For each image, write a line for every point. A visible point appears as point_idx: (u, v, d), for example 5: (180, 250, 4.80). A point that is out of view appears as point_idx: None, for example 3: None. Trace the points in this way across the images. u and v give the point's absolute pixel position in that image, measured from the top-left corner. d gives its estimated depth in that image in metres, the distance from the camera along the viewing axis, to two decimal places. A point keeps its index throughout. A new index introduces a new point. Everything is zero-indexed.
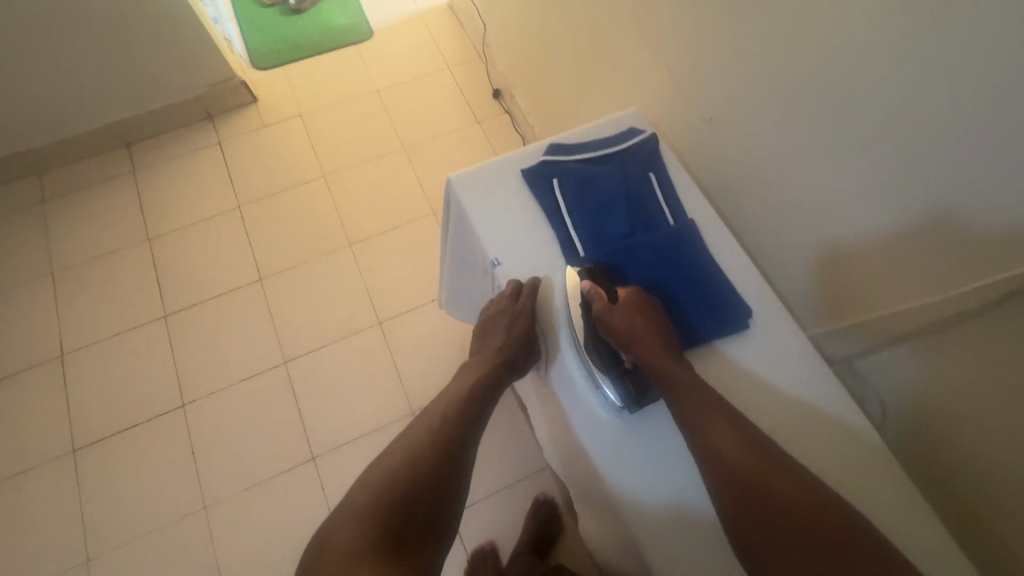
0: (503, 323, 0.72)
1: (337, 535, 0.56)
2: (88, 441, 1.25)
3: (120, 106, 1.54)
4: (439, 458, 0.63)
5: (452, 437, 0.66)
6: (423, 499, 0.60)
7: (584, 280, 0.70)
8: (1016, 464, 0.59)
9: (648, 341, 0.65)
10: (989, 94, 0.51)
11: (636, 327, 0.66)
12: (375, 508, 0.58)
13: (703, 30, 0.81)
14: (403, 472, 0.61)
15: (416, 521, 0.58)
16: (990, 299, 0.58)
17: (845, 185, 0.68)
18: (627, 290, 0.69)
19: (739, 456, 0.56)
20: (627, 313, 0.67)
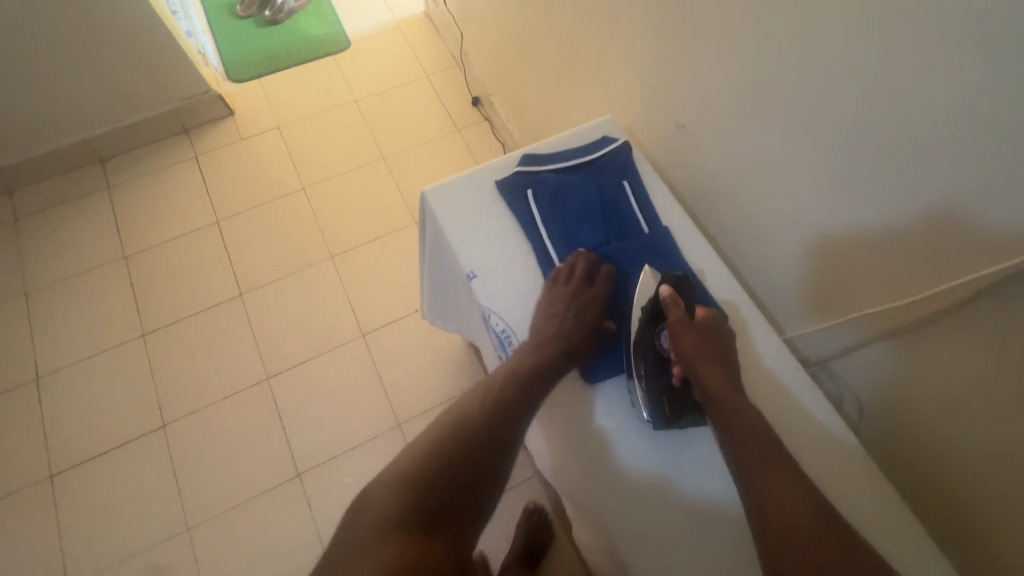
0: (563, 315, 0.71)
1: (375, 504, 0.57)
2: (65, 466, 1.22)
3: (94, 122, 1.52)
4: (480, 447, 0.61)
5: (495, 425, 0.63)
6: (459, 486, 0.58)
7: (665, 286, 0.72)
8: (990, 459, 0.60)
9: (709, 366, 0.67)
10: (947, 98, 0.52)
11: (702, 349, 0.68)
12: (413, 485, 0.57)
13: (673, 39, 0.83)
14: (443, 452, 0.60)
15: (448, 508, 0.57)
16: (959, 301, 0.59)
17: (814, 188, 0.70)
18: (706, 311, 0.72)
19: (743, 441, 0.60)
20: (698, 332, 0.69)
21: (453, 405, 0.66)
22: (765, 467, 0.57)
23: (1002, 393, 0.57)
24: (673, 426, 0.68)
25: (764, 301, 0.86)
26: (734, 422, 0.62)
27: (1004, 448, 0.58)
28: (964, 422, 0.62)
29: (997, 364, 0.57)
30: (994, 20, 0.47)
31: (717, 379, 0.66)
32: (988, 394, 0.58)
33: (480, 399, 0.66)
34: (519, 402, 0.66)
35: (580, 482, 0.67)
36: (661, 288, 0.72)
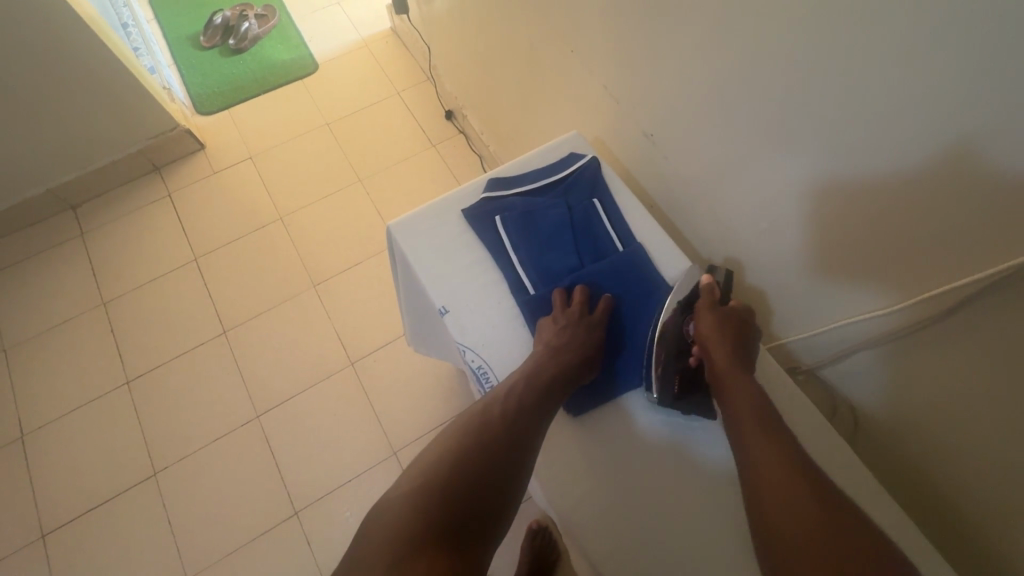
0: (566, 323, 0.70)
1: (390, 512, 0.55)
2: (57, 525, 1.20)
3: (62, 170, 1.50)
4: (496, 457, 0.60)
5: (509, 436, 0.62)
6: (477, 496, 0.57)
7: (703, 276, 0.74)
8: (987, 466, 0.58)
9: (730, 351, 0.67)
10: (917, 103, 0.51)
11: (727, 333, 0.68)
12: (430, 492, 0.56)
13: (635, 49, 0.81)
14: (459, 461, 0.59)
15: (468, 518, 0.55)
16: (949, 306, 0.56)
17: (787, 195, 0.69)
18: (739, 304, 0.72)
19: (744, 417, 0.60)
20: (725, 317, 0.69)
21: (464, 416, 0.65)
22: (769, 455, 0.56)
23: (999, 401, 0.55)
24: (676, 404, 0.68)
25: (748, 306, 0.85)
26: (737, 394, 0.63)
27: (1005, 458, 0.56)
28: (964, 430, 0.60)
29: (992, 372, 0.55)
30: (956, 23, 0.45)
31: (733, 364, 0.66)
32: (984, 402, 0.56)
33: (490, 410, 0.64)
34: (531, 413, 0.64)
35: (574, 514, 0.65)
36: (703, 278, 0.73)
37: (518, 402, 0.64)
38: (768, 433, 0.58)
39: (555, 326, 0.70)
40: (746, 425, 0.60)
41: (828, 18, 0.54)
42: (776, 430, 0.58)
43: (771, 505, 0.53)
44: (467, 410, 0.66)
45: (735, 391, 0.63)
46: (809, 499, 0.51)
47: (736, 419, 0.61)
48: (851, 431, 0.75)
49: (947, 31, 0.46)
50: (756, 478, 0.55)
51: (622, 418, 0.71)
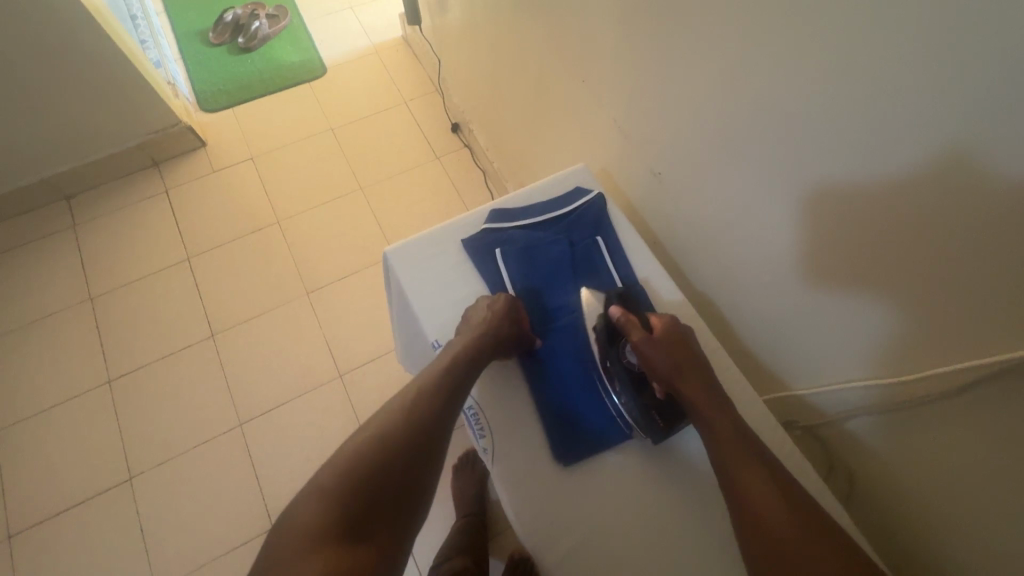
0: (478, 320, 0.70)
1: (299, 507, 0.55)
2: (25, 526, 1.16)
3: (58, 159, 1.47)
4: (411, 455, 0.61)
5: (425, 434, 0.62)
6: (389, 495, 0.58)
7: (612, 308, 0.69)
8: (989, 550, 0.56)
9: (689, 377, 0.63)
10: (938, 176, 0.49)
11: (675, 363, 0.64)
12: (341, 493, 0.56)
13: (646, 85, 0.80)
14: (371, 462, 0.59)
15: (379, 515, 0.56)
16: (961, 385, 0.54)
17: (795, 250, 0.67)
18: (662, 319, 0.68)
19: (721, 449, 0.58)
20: (664, 346, 0.65)
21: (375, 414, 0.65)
22: (753, 481, 0.55)
23: (1008, 486, 0.52)
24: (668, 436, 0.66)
25: (748, 351, 0.83)
26: (717, 432, 0.59)
27: (1007, 545, 0.54)
28: (970, 511, 0.57)
29: (1000, 454, 0.53)
30: (982, 96, 0.43)
31: (697, 389, 0.63)
32: (990, 483, 0.54)
33: (397, 409, 0.64)
34: (446, 409, 0.65)
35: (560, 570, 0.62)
36: (612, 309, 0.69)
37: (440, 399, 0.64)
38: (762, 468, 0.56)
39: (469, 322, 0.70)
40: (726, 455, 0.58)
41: (849, 76, 0.52)
42: (773, 465, 0.57)
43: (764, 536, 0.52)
44: (385, 407, 0.65)
45: (709, 418, 0.60)
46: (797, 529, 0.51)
47: (718, 455, 0.59)
48: (847, 492, 0.73)
49: (972, 103, 0.44)
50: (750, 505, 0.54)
51: None
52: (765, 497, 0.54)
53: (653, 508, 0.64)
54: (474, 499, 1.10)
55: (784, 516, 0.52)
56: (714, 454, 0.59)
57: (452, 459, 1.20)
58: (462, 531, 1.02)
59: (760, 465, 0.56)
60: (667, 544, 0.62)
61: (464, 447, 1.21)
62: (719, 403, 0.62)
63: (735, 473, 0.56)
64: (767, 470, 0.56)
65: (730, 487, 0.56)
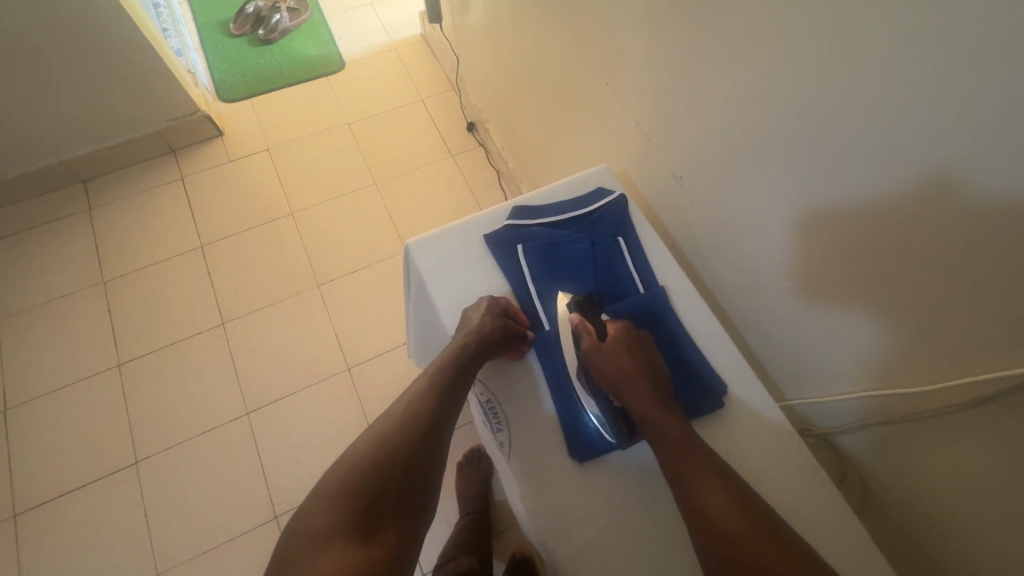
0: (467, 322, 0.70)
1: (309, 518, 0.56)
2: (30, 505, 1.16)
3: (78, 142, 1.48)
4: (412, 457, 0.61)
5: (425, 436, 0.63)
6: (393, 495, 0.58)
7: (572, 313, 0.72)
8: (1005, 562, 0.56)
9: (643, 381, 0.64)
10: (964, 184, 0.48)
11: (626, 369, 0.65)
12: (345, 498, 0.56)
13: (670, 89, 0.81)
14: (372, 466, 0.59)
15: (384, 516, 0.56)
16: (979, 397, 0.54)
17: (814, 257, 0.67)
18: (616, 324, 0.69)
19: (672, 450, 0.59)
20: (615, 352, 0.66)
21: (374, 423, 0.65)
22: (703, 481, 0.56)
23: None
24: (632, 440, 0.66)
25: (761, 358, 0.83)
26: (668, 431, 0.60)
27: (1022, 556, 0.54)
28: (986, 522, 0.57)
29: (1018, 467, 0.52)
30: (1005, 108, 0.43)
31: (650, 392, 0.64)
32: (1005, 495, 0.54)
33: (396, 415, 0.65)
34: (445, 413, 0.66)
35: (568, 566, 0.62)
36: (571, 316, 0.71)
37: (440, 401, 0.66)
38: (706, 467, 0.57)
39: (461, 326, 0.70)
40: (676, 455, 0.59)
41: (871, 85, 0.53)
42: (723, 469, 0.57)
43: (712, 530, 0.53)
44: (383, 416, 0.65)
45: (661, 418, 0.61)
46: (743, 524, 0.52)
47: (669, 457, 0.59)
48: (859, 500, 0.73)
49: (995, 114, 0.44)
50: (699, 502, 0.55)
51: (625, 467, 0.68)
52: (713, 494, 0.55)
53: (663, 509, 0.64)
54: (478, 496, 1.10)
55: (731, 512, 0.53)
56: (663, 457, 0.59)
57: (457, 456, 1.20)
58: (466, 528, 1.02)
59: (708, 470, 0.56)
60: (675, 544, 0.62)
61: (470, 444, 1.21)
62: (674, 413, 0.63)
63: (688, 479, 0.56)
64: (715, 472, 0.56)
65: (682, 487, 0.57)
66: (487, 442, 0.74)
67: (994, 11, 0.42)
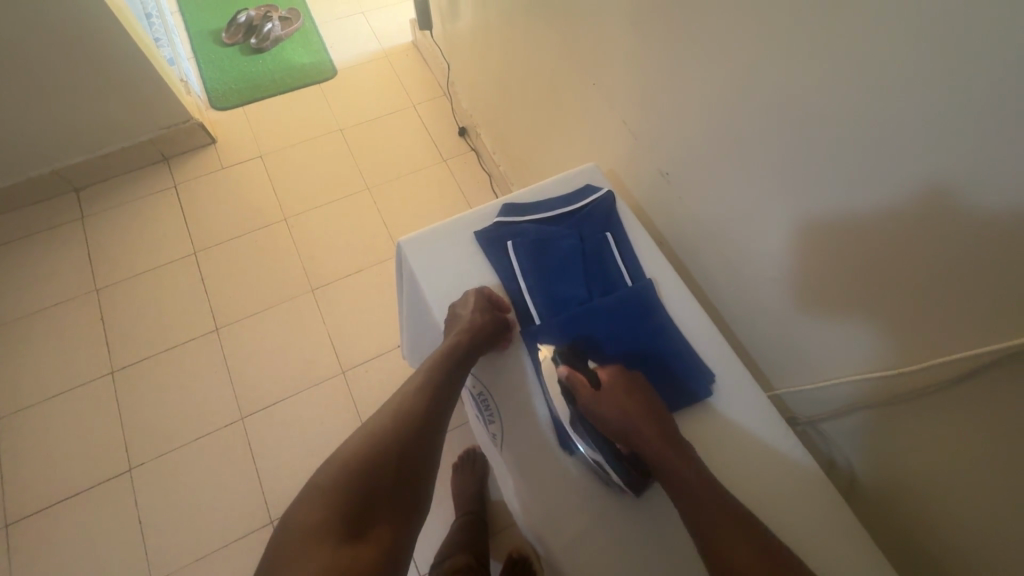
0: (459, 319, 0.70)
1: (303, 512, 0.56)
2: (23, 514, 1.16)
3: (70, 152, 1.49)
4: (404, 459, 0.61)
5: (416, 438, 0.63)
6: (387, 493, 0.58)
7: (560, 366, 0.68)
8: (988, 537, 0.57)
9: (647, 431, 0.62)
10: (935, 168, 0.50)
11: (628, 419, 0.62)
12: (336, 499, 0.56)
13: (655, 88, 0.82)
14: (367, 463, 0.59)
15: (376, 516, 0.57)
16: (956, 377, 0.56)
17: (798, 246, 0.69)
18: (608, 369, 0.67)
19: (693, 508, 0.56)
20: (614, 402, 0.63)
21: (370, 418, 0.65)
22: (732, 539, 0.53)
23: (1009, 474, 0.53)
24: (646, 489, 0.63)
25: (749, 351, 0.85)
26: (685, 483, 0.57)
27: (1005, 530, 0.55)
28: (971, 499, 0.58)
29: (1000, 442, 0.54)
30: (981, 96, 0.45)
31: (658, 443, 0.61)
32: (985, 471, 0.56)
33: (392, 412, 0.65)
34: (438, 410, 0.66)
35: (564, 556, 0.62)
36: (558, 371, 0.67)
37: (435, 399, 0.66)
38: (732, 521, 0.54)
39: (452, 324, 0.71)
40: (698, 513, 0.55)
41: (853, 80, 0.54)
42: (740, 511, 0.55)
43: None
44: (373, 418, 0.65)
45: (674, 470, 0.59)
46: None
47: (691, 516, 0.56)
48: (847, 486, 0.74)
49: (971, 103, 0.46)
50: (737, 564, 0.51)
51: None
52: (745, 552, 0.52)
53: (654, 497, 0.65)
54: (474, 496, 1.11)
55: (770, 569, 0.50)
56: (687, 516, 0.56)
57: (453, 457, 1.21)
58: (462, 528, 1.03)
59: (726, 517, 0.54)
60: (669, 529, 0.63)
61: (465, 445, 1.22)
62: (681, 454, 0.60)
63: (713, 534, 0.53)
64: (741, 525, 0.53)
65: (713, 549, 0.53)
66: (482, 437, 0.75)
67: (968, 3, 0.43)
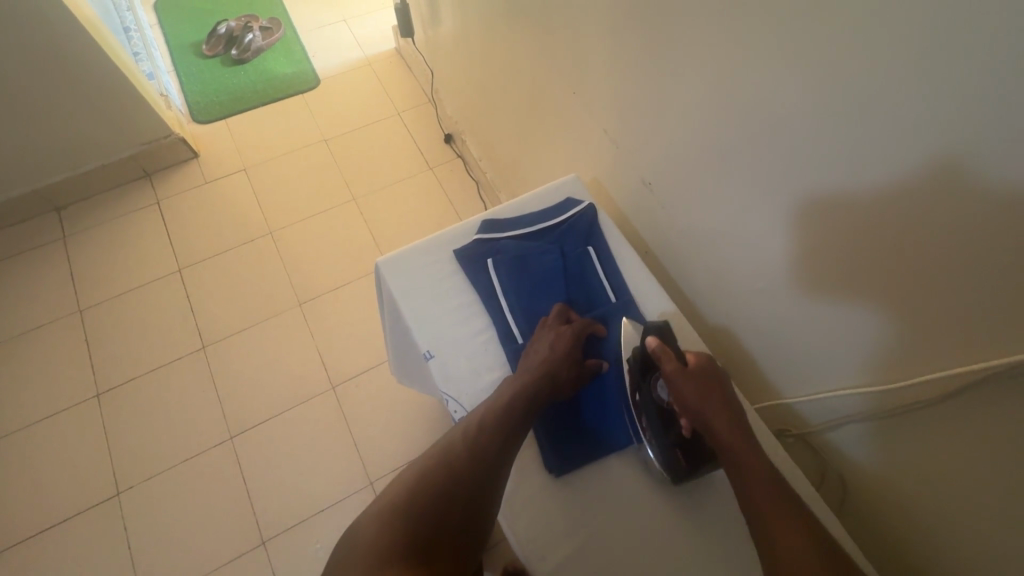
0: (545, 342, 0.69)
1: (369, 524, 0.57)
2: (9, 543, 1.14)
3: (49, 171, 1.46)
4: (471, 480, 0.59)
5: (486, 464, 0.60)
6: (449, 516, 0.57)
7: (651, 336, 0.66)
8: (978, 557, 0.56)
9: (720, 415, 0.60)
10: (916, 181, 0.49)
11: (705, 398, 0.61)
12: (400, 516, 0.57)
13: (635, 97, 0.81)
14: (433, 483, 0.59)
15: (437, 543, 0.55)
16: (950, 392, 0.54)
17: (783, 257, 0.68)
18: (699, 354, 0.65)
19: (753, 493, 0.54)
20: (698, 380, 0.62)
21: (439, 440, 0.65)
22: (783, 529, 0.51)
23: (999, 495, 0.52)
24: (692, 477, 0.64)
25: (739, 361, 0.84)
26: (745, 468, 0.56)
27: (994, 550, 0.54)
28: (959, 518, 0.57)
29: (988, 461, 0.53)
30: (971, 105, 0.43)
31: (728, 428, 0.59)
32: (972, 490, 0.55)
33: (460, 433, 0.63)
34: (512, 436, 0.63)
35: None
36: (648, 338, 0.65)
37: (509, 422, 0.63)
38: (792, 514, 0.52)
39: (536, 347, 0.70)
40: (755, 496, 0.54)
41: (839, 86, 0.52)
42: (799, 505, 0.53)
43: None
44: (449, 431, 0.65)
45: (738, 453, 0.57)
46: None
47: (746, 497, 0.55)
48: (840, 498, 0.73)
49: (960, 112, 0.44)
50: (780, 549, 0.50)
51: (609, 478, 0.67)
52: (793, 541, 0.50)
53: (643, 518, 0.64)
54: None
55: (816, 564, 0.48)
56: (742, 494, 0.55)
57: None
58: None
59: (783, 503, 0.53)
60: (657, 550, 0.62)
61: None
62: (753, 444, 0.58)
63: (763, 517, 0.52)
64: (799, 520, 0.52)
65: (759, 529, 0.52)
66: None
67: (953, 7, 0.42)
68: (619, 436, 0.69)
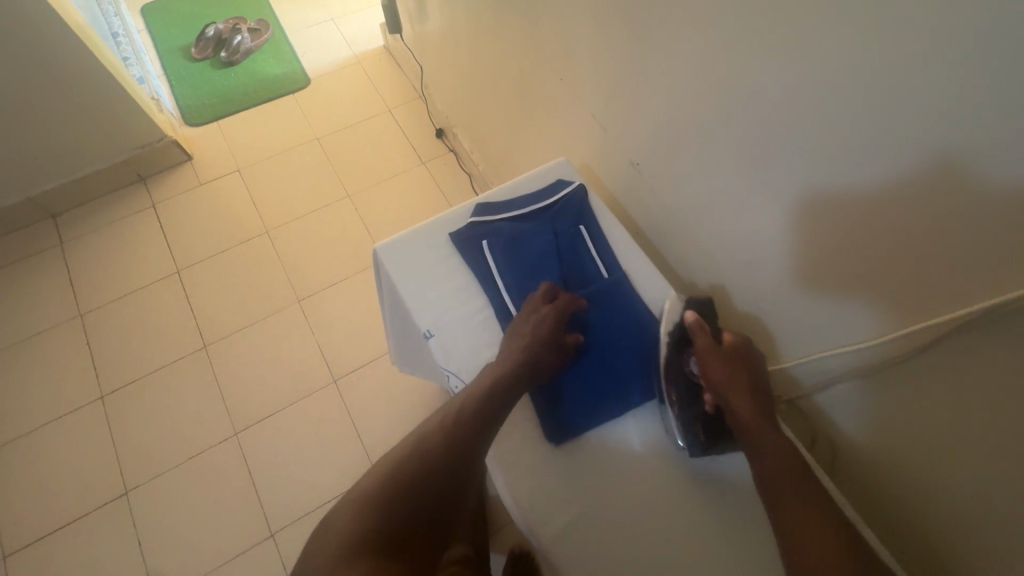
0: (529, 324, 0.71)
1: (363, 483, 0.60)
2: (20, 545, 1.15)
3: (44, 178, 1.47)
4: (462, 452, 0.62)
5: (474, 439, 0.63)
6: (438, 482, 0.60)
7: (688, 311, 0.71)
8: (958, 502, 0.59)
9: (746, 395, 0.63)
10: (889, 143, 0.52)
11: (733, 376, 0.64)
12: (392, 476, 0.59)
13: (621, 80, 0.83)
14: (424, 451, 0.62)
15: (425, 503, 0.57)
16: (926, 343, 0.57)
17: (767, 228, 0.70)
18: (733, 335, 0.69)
19: (771, 467, 0.58)
20: (730, 359, 0.66)
21: (431, 416, 0.68)
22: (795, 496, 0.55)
23: (977, 439, 0.55)
24: (707, 454, 0.66)
25: None
26: (769, 448, 0.59)
27: (975, 494, 0.57)
28: (941, 465, 0.60)
29: (965, 407, 0.55)
30: (944, 73, 0.45)
31: (752, 407, 0.62)
32: (951, 436, 0.58)
33: (451, 410, 0.66)
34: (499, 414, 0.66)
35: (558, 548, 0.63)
36: (687, 314, 0.70)
37: (496, 402, 0.66)
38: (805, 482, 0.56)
39: (520, 329, 0.72)
40: (774, 470, 0.58)
41: (816, 56, 0.54)
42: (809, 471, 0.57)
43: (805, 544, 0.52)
44: (442, 407, 0.68)
45: (759, 432, 0.60)
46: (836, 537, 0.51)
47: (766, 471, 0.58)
48: (830, 459, 0.75)
49: (934, 79, 0.46)
50: (793, 518, 0.54)
51: (607, 447, 0.69)
52: (810, 513, 0.54)
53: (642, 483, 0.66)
54: None
55: (822, 525, 0.52)
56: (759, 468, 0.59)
57: None
58: None
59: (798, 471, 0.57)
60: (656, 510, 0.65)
61: None
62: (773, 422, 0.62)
63: (778, 487, 0.57)
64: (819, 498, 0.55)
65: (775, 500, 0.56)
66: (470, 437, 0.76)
67: None
68: (614, 407, 0.71)
